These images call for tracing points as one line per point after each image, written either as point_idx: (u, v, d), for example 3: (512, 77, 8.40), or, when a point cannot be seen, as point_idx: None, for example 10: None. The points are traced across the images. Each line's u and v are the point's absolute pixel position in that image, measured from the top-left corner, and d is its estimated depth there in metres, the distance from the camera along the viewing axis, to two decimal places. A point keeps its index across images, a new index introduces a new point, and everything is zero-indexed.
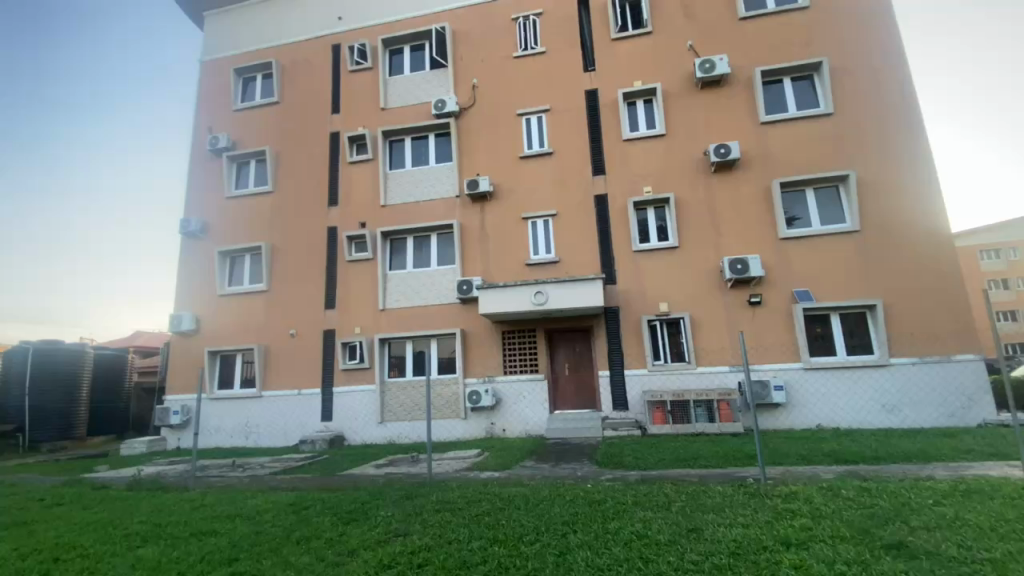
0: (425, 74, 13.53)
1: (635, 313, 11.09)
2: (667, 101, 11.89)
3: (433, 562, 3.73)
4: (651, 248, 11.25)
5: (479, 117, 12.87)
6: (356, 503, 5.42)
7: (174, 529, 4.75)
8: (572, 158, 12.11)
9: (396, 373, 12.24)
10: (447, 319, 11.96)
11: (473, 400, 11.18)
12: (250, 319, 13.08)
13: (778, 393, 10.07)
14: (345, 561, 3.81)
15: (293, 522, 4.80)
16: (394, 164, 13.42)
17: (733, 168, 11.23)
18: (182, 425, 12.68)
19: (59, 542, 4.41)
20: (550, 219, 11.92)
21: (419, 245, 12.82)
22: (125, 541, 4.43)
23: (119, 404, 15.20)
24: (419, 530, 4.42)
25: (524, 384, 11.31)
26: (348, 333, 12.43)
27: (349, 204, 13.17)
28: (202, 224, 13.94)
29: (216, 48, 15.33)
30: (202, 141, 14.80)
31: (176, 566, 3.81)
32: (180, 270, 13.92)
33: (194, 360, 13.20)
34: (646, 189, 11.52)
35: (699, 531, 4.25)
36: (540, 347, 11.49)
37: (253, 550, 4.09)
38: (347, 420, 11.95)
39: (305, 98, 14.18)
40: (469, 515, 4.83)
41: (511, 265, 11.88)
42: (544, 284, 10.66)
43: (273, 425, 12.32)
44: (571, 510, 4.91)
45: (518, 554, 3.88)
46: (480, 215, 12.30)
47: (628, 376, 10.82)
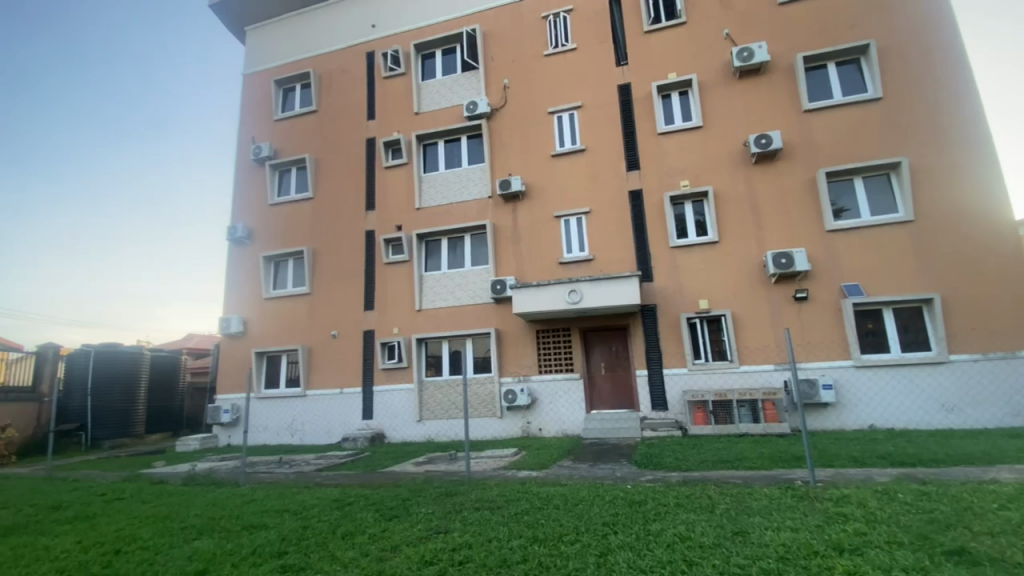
0: (456, 77, 13.67)
1: (672, 310, 10.85)
2: (703, 92, 11.58)
3: (474, 560, 3.74)
4: (689, 244, 10.98)
5: (510, 117, 12.88)
6: (397, 500, 5.53)
7: (227, 522, 4.96)
8: (605, 154, 11.96)
9: (433, 372, 12.42)
10: (482, 319, 12.03)
11: (509, 399, 11.19)
12: (294, 320, 13.55)
13: (827, 392, 9.64)
14: (388, 556, 3.88)
15: (338, 517, 4.93)
16: (428, 167, 13.63)
17: (775, 159, 10.82)
18: (232, 423, 13.26)
19: (121, 535, 4.68)
20: (583, 217, 11.81)
21: (453, 246, 12.96)
22: (182, 533, 4.66)
23: (174, 402, 16.12)
24: (460, 528, 4.46)
25: (560, 384, 11.25)
26: (386, 333, 12.69)
27: (385, 207, 13.46)
28: (248, 230, 14.53)
29: (257, 61, 15.95)
30: (246, 151, 15.43)
31: (229, 558, 3.97)
32: (228, 275, 14.58)
33: (242, 361, 13.78)
34: (683, 184, 11.25)
35: (745, 535, 4.11)
36: (576, 346, 11.39)
37: (300, 544, 4.23)
38: (387, 419, 12.20)
39: (341, 106, 14.59)
40: (508, 514, 4.83)
41: (545, 263, 11.84)
42: (578, 283, 10.54)
43: (316, 424, 12.72)
44: (611, 511, 4.84)
45: (558, 553, 3.85)
46: (514, 214, 12.31)
47: (667, 375, 10.59)
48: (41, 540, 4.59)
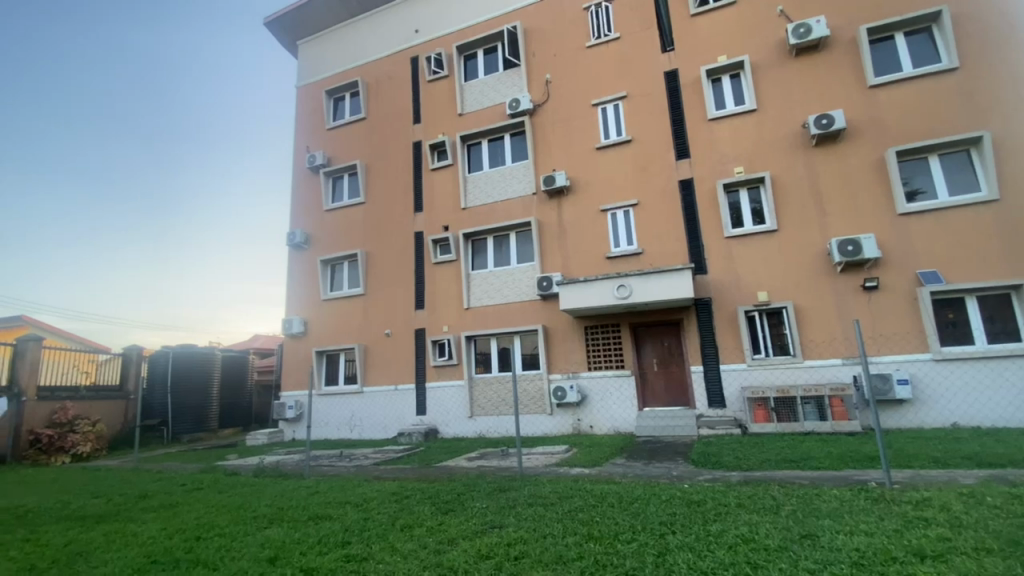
0: (499, 76, 13.72)
1: (728, 303, 10.42)
2: (756, 74, 11.04)
3: (530, 556, 3.75)
4: (744, 234, 10.50)
5: (554, 112, 12.78)
6: (453, 494, 5.63)
7: (295, 512, 5.23)
8: (652, 145, 11.64)
9: (483, 369, 12.54)
10: (530, 316, 12.03)
11: (559, 396, 11.13)
12: (350, 320, 14.09)
13: (902, 388, 8.99)
14: (446, 549, 3.95)
15: (397, 510, 5.08)
16: (473, 166, 13.77)
17: (837, 140, 10.16)
18: (296, 418, 13.97)
19: (201, 522, 5.03)
20: (631, 209, 11.56)
21: (499, 244, 13.03)
22: (255, 522, 4.96)
23: (243, 400, 17.14)
24: (515, 523, 4.48)
25: (611, 381, 11.06)
26: (436, 332, 12.95)
27: (432, 208, 13.73)
28: (305, 235, 15.22)
29: (309, 73, 16.66)
30: (301, 160, 16.17)
31: (298, 546, 4.17)
32: (289, 279, 15.33)
33: (304, 359, 14.48)
34: (737, 171, 10.77)
35: (814, 538, 3.88)
36: (626, 342, 11.17)
37: (362, 535, 4.38)
38: (439, 415, 12.46)
39: (388, 112, 15.00)
40: (562, 510, 4.80)
41: (592, 259, 11.68)
42: (627, 277, 10.32)
43: (373, 419, 13.18)
44: (669, 510, 4.70)
45: (614, 552, 3.79)
46: (559, 210, 12.22)
47: (724, 371, 10.20)
48: (132, 527, 5.01)
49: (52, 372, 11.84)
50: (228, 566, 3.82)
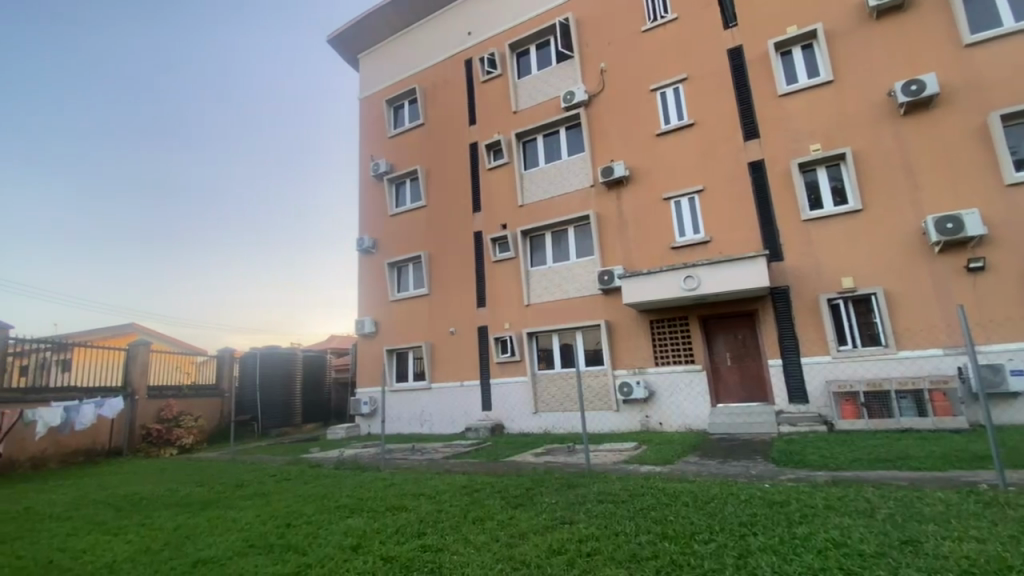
0: (552, 69, 13.62)
1: (808, 291, 9.72)
2: (831, 41, 10.22)
3: (602, 553, 3.69)
4: (824, 216, 9.76)
5: (610, 101, 12.50)
6: (521, 489, 5.68)
7: (374, 503, 5.49)
8: (717, 127, 11.07)
9: (546, 366, 12.54)
10: (593, 311, 11.86)
11: (625, 392, 10.88)
12: (417, 320, 14.59)
13: (1017, 379, 8.00)
14: (518, 543, 3.99)
15: (468, 503, 5.19)
16: (529, 163, 13.77)
17: (931, 106, 9.16)
18: (371, 414, 14.68)
19: (291, 510, 5.42)
20: (696, 196, 11.07)
21: (558, 239, 12.94)
22: (337, 511, 5.26)
23: (322, 396, 18.30)
24: (585, 519, 4.43)
25: (681, 376, 10.66)
26: (499, 329, 13.11)
27: (490, 207, 13.88)
28: (373, 240, 15.93)
29: (370, 84, 17.39)
30: (366, 169, 16.92)
31: (377, 536, 4.37)
32: (359, 281, 16.11)
33: (376, 358, 15.17)
34: (813, 148, 10.03)
35: (916, 544, 3.52)
36: (695, 335, 10.73)
37: (437, 526, 4.52)
38: (505, 410, 12.60)
39: (445, 115, 15.34)
40: (634, 508, 4.70)
41: (656, 250, 11.31)
42: (694, 268, 9.89)
43: (441, 415, 13.57)
44: (749, 511, 4.47)
45: (691, 552, 3.65)
46: (619, 202, 11.94)
47: (806, 365, 9.55)
48: (231, 513, 5.48)
49: (160, 372, 13.17)
50: (315, 552, 4.07)
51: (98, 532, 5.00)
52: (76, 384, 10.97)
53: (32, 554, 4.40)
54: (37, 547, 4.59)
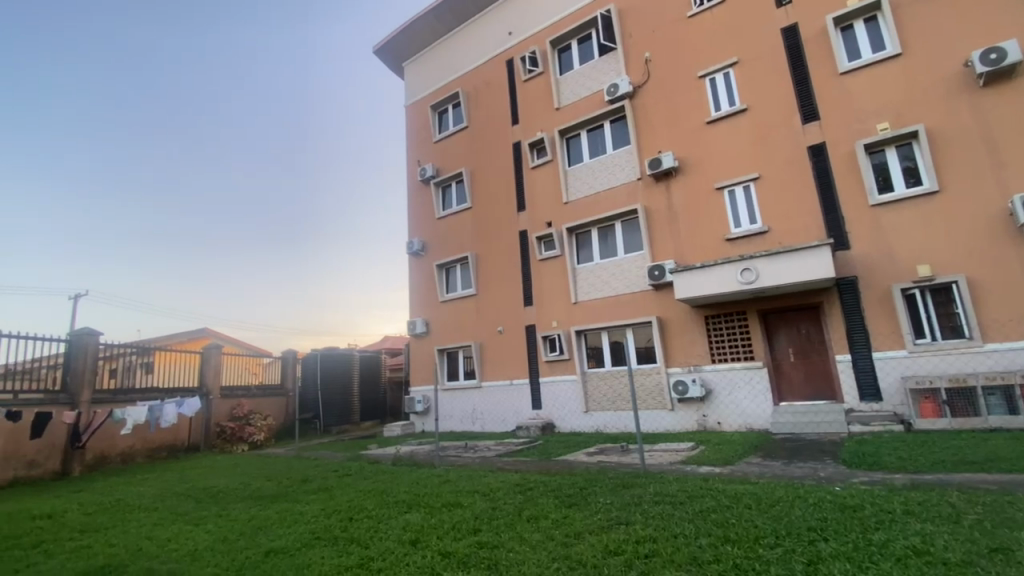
0: (594, 63, 13.42)
1: (878, 281, 9.07)
2: (898, 12, 9.50)
3: (661, 555, 3.61)
4: (895, 199, 9.06)
5: (656, 91, 12.16)
6: (574, 488, 5.62)
7: (430, 499, 5.62)
8: (772, 111, 10.53)
9: (596, 364, 12.39)
10: (643, 307, 11.59)
11: (680, 391, 10.57)
12: (466, 319, 14.80)
13: None
14: (573, 543, 3.96)
15: (522, 501, 5.20)
16: (573, 159, 13.63)
17: (1017, 74, 8.34)
18: (424, 412, 15.06)
19: (352, 505, 5.64)
20: (751, 185, 10.58)
21: (605, 235, 12.74)
22: (396, 506, 5.42)
23: (378, 395, 18.98)
24: (641, 521, 4.34)
25: (740, 374, 10.23)
26: (547, 328, 13.07)
27: (536, 205, 13.86)
28: (422, 243, 16.31)
29: (415, 91, 17.82)
30: (413, 174, 17.34)
31: (434, 531, 4.46)
32: (409, 284, 16.54)
33: (427, 358, 15.53)
34: (881, 128, 9.35)
35: (1009, 553, 3.20)
36: (755, 331, 10.25)
37: (492, 523, 4.56)
38: (556, 409, 12.55)
39: (488, 116, 15.46)
40: (692, 510, 4.55)
41: (709, 243, 10.90)
42: (751, 260, 9.46)
43: (492, 414, 13.71)
44: (818, 515, 4.21)
45: (756, 556, 3.49)
46: (668, 194, 11.59)
47: (879, 360, 8.92)
48: (298, 507, 5.77)
49: (230, 373, 14.06)
50: (376, 545, 4.21)
51: (181, 522, 5.41)
52: (158, 385, 11.92)
53: (125, 542, 4.81)
54: (128, 536, 5.01)
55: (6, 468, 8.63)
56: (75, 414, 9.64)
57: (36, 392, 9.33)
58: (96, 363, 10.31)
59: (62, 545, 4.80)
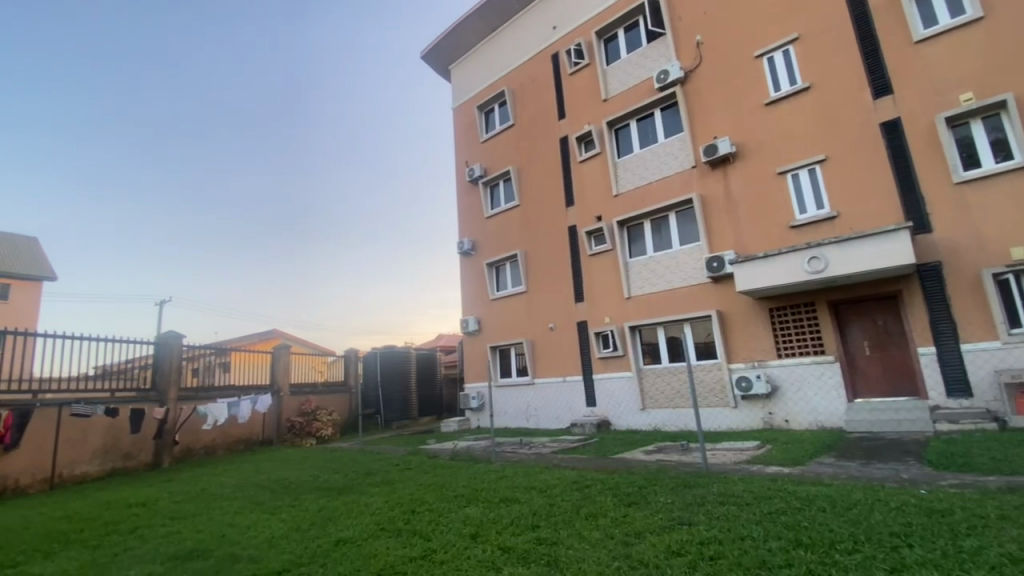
0: (642, 51, 13.06)
1: (966, 265, 8.28)
2: None
3: (727, 557, 3.46)
4: (982, 175, 8.25)
5: (708, 75, 11.67)
6: (633, 487, 5.52)
7: (488, 494, 5.70)
8: (838, 87, 9.84)
9: (651, 360, 12.09)
10: (700, 301, 11.18)
11: (743, 387, 10.13)
12: (517, 317, 14.87)
13: None
14: (634, 542, 3.88)
15: (580, 499, 5.16)
16: (623, 151, 13.34)
17: None
18: (479, 408, 15.30)
19: (413, 498, 5.83)
20: (817, 168, 9.93)
21: (658, 227, 12.38)
22: (455, 500, 5.53)
23: (435, 391, 19.51)
24: (706, 521, 4.19)
25: (809, 370, 9.64)
26: (599, 324, 12.89)
27: (585, 200, 13.68)
28: (473, 242, 16.54)
29: (462, 92, 18.06)
30: (462, 175, 17.61)
31: (493, 526, 4.51)
32: (461, 283, 16.81)
33: (481, 355, 15.75)
34: (964, 98, 8.55)
35: None
36: (825, 323, 9.63)
37: (550, 520, 4.56)
38: (611, 407, 12.37)
39: (535, 113, 15.43)
40: (760, 511, 4.35)
41: (771, 230, 10.34)
42: (819, 247, 8.88)
43: (547, 410, 13.70)
44: (901, 520, 3.90)
45: (833, 563, 3.27)
46: (725, 182, 11.11)
47: (968, 353, 8.15)
48: (363, 499, 6.03)
49: (298, 372, 14.88)
50: (438, 538, 4.31)
51: (260, 511, 5.79)
52: (235, 383, 12.80)
53: (210, 528, 5.21)
54: (213, 523, 5.41)
55: (106, 460, 9.54)
56: (164, 410, 10.51)
57: (130, 390, 10.30)
58: (180, 363, 11.20)
59: (155, 531, 5.25)
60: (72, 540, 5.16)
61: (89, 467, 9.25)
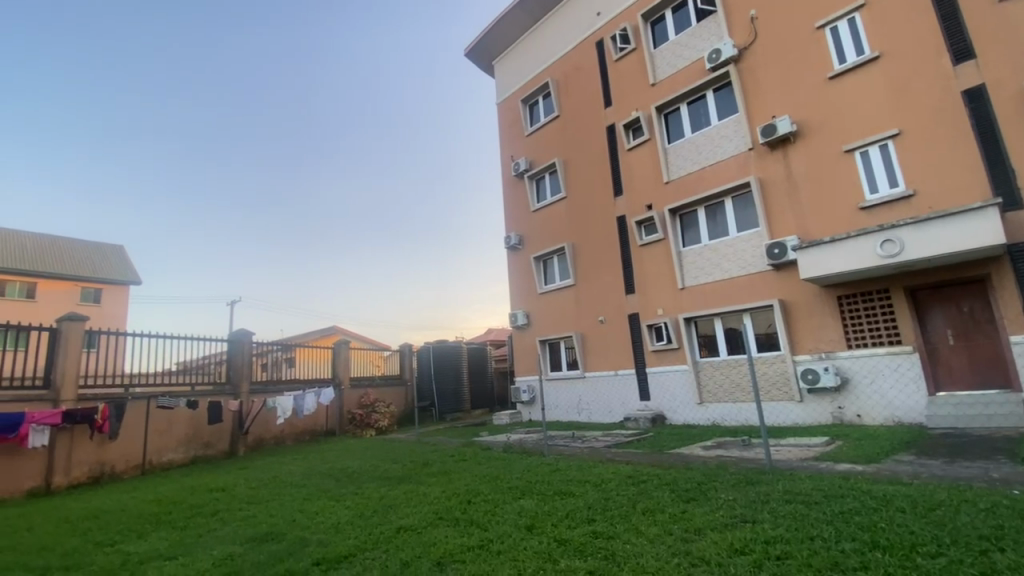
0: (691, 31, 12.55)
1: None
2: None
3: (795, 558, 3.30)
4: None
5: (765, 51, 11.04)
6: (692, 482, 5.37)
7: (542, 486, 5.72)
8: (912, 54, 9.05)
9: (708, 353, 11.69)
10: (760, 290, 10.66)
11: (810, 380, 9.59)
12: (566, 310, 14.79)
13: None
14: (694, 539, 3.78)
15: (635, 493, 5.09)
16: (673, 136, 12.90)
17: None
18: (530, 401, 15.39)
19: (468, 488, 5.95)
20: (889, 143, 9.18)
21: (713, 214, 11.91)
22: (510, 492, 5.60)
23: (487, 384, 19.85)
24: (771, 519, 4.01)
25: (884, 361, 8.98)
26: (652, 316, 12.59)
27: (634, 189, 13.36)
28: (520, 236, 16.56)
29: (506, 87, 18.07)
30: (507, 169, 17.66)
31: (548, 518, 4.53)
32: (509, 277, 16.91)
33: (530, 349, 15.80)
34: None
35: None
36: (901, 311, 8.93)
37: (606, 514, 4.52)
38: (666, 401, 12.07)
39: (580, 103, 15.20)
40: (831, 511, 4.11)
41: (838, 212, 9.69)
42: (894, 229, 8.22)
43: (599, 404, 13.57)
44: (992, 522, 3.55)
45: (913, 566, 3.05)
46: (785, 163, 10.51)
47: None
48: (421, 488, 6.22)
49: (357, 366, 15.48)
50: (494, 528, 4.39)
51: (326, 497, 6.11)
52: (300, 377, 13.51)
53: (282, 513, 5.54)
54: (284, 508, 5.75)
55: (189, 448, 10.36)
56: (238, 402, 11.30)
57: (207, 384, 11.11)
58: (251, 358, 11.94)
59: (233, 515, 5.65)
60: (162, 521, 5.65)
61: (175, 455, 10.09)
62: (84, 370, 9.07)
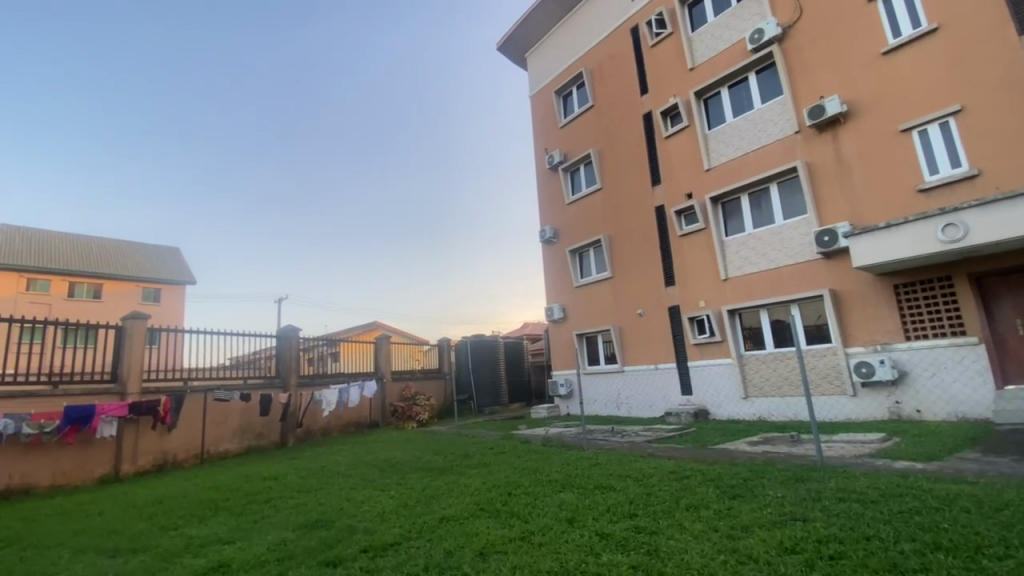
0: (731, 11, 12.08)
1: None
2: None
3: (850, 558, 3.16)
4: None
5: (811, 28, 10.51)
6: (738, 479, 5.22)
7: (583, 480, 5.71)
8: (976, 23, 8.40)
9: (754, 346, 11.31)
10: (809, 279, 10.21)
11: (863, 373, 9.14)
12: (604, 303, 14.62)
13: None
14: (741, 536, 3.68)
15: (678, 489, 4.99)
16: (713, 122, 12.49)
17: None
18: (568, 395, 15.34)
19: (508, 481, 5.99)
20: (951, 120, 8.56)
21: (757, 202, 11.48)
22: (550, 485, 5.61)
23: (524, 378, 19.94)
24: (823, 518, 3.85)
25: (947, 353, 8.44)
26: (693, 308, 12.28)
27: (672, 178, 13.03)
28: (555, 230, 16.47)
29: (540, 79, 17.95)
30: (541, 162, 17.58)
31: (589, 512, 4.51)
32: (545, 271, 16.86)
33: (568, 343, 15.73)
34: None
35: None
36: (966, 299, 8.36)
37: (648, 509, 4.46)
38: (709, 395, 11.77)
39: (615, 92, 14.93)
40: (889, 510, 3.91)
41: (894, 196, 9.13)
42: (958, 211, 7.68)
43: (639, 398, 13.38)
44: None
45: (980, 569, 2.87)
46: (835, 146, 9.98)
47: None
48: (462, 480, 6.32)
49: (398, 360, 15.86)
50: (535, 521, 4.41)
51: (371, 487, 6.31)
52: (344, 371, 13.98)
53: (331, 501, 5.76)
54: (332, 497, 5.96)
55: (243, 439, 10.90)
56: (287, 395, 11.79)
57: (259, 378, 11.66)
58: (298, 353, 12.47)
59: (284, 502, 5.91)
60: (221, 507, 5.98)
61: (231, 445, 10.64)
62: (148, 365, 9.67)
